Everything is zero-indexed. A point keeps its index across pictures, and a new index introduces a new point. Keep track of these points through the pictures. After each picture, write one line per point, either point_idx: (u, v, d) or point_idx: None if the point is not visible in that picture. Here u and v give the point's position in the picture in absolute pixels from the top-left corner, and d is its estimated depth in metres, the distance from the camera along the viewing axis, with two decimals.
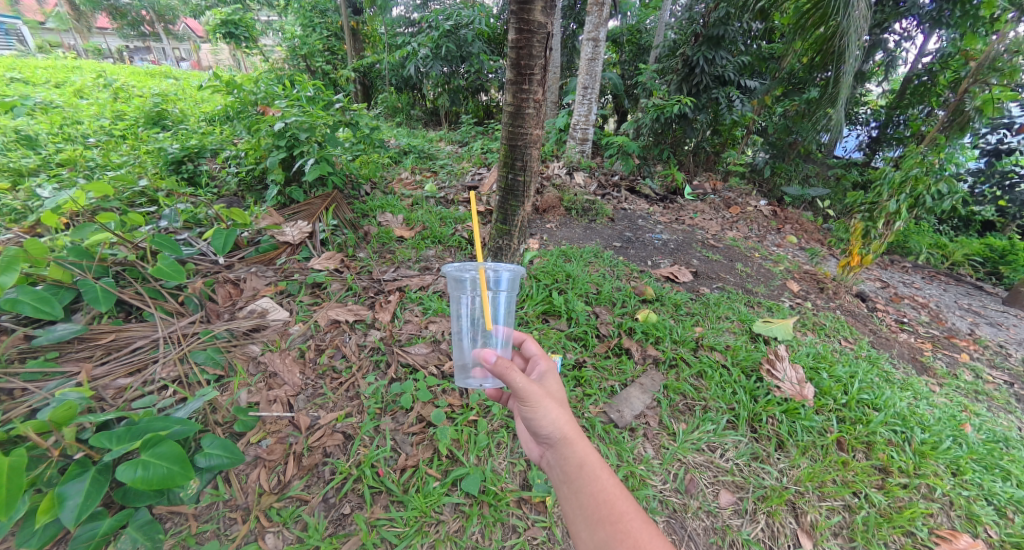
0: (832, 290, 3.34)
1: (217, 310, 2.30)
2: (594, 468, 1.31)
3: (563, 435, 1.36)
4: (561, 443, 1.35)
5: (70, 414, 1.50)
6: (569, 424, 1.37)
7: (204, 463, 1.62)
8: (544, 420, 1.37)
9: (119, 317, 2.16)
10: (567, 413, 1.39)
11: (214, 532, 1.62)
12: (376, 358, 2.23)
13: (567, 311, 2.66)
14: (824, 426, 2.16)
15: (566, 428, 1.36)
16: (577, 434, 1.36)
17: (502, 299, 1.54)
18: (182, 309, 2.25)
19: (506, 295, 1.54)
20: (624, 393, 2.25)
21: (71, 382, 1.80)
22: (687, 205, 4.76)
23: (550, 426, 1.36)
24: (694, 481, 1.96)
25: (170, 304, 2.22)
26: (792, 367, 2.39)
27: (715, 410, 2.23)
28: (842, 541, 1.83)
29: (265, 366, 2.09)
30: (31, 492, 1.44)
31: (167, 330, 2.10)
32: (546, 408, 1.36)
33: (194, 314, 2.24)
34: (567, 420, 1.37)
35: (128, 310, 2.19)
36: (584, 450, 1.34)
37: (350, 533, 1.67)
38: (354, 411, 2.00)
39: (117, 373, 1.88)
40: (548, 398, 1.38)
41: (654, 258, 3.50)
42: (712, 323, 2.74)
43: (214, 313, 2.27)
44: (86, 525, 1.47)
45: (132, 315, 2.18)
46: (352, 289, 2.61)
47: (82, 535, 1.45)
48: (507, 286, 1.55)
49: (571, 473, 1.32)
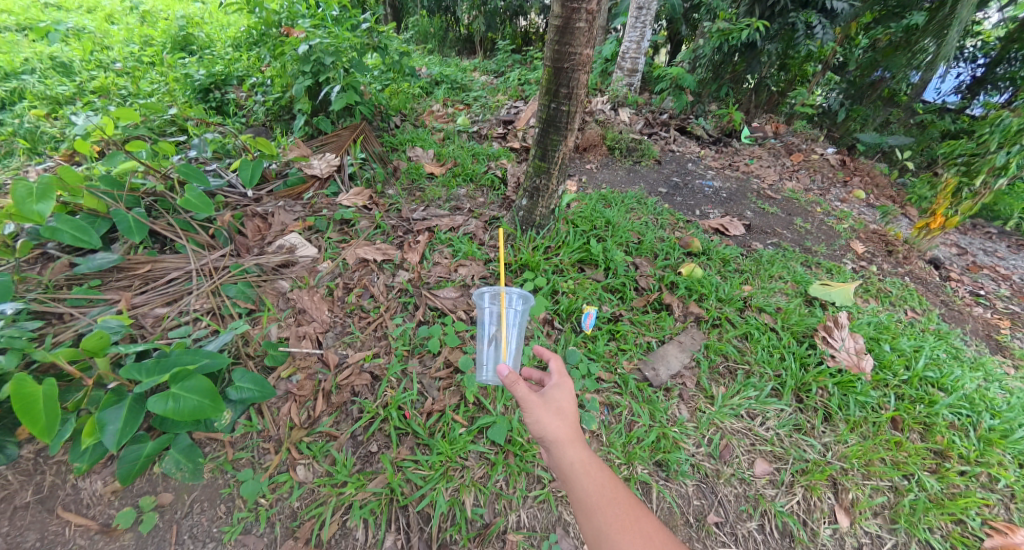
0: (902, 254, 3.01)
1: (246, 245, 2.26)
2: (592, 477, 1.20)
3: (557, 442, 1.25)
4: (555, 448, 1.24)
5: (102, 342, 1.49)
6: (565, 429, 1.26)
7: (236, 396, 1.65)
8: (535, 421, 1.27)
9: (154, 248, 2.15)
10: (563, 416, 1.28)
11: (248, 460, 1.68)
12: (403, 300, 2.16)
13: (605, 261, 2.48)
14: (879, 402, 2.01)
15: (561, 433, 1.25)
16: (573, 442, 1.24)
17: (517, 315, 1.66)
18: (213, 242, 2.22)
19: (520, 311, 1.66)
20: (660, 350, 2.15)
21: (113, 309, 1.83)
22: (743, 150, 4.34)
23: (543, 430, 1.26)
24: (729, 448, 1.88)
25: (201, 237, 2.19)
26: (851, 336, 2.19)
27: (759, 376, 2.10)
28: (881, 521, 1.77)
29: (292, 301, 2.05)
30: (72, 417, 1.49)
31: (199, 263, 2.09)
32: (539, 410, 1.27)
33: (225, 248, 2.21)
34: (563, 429, 1.26)
35: (162, 242, 2.18)
36: (582, 460, 1.22)
37: (377, 471, 1.71)
38: (381, 352, 1.97)
39: (155, 303, 1.90)
40: (539, 400, 1.28)
41: (703, 208, 3.22)
42: (762, 282, 2.52)
43: (244, 248, 2.24)
44: (130, 446, 1.54)
45: (166, 247, 2.17)
46: (380, 228, 2.51)
47: (127, 457, 1.51)
48: (521, 307, 1.67)
49: (570, 481, 1.20)
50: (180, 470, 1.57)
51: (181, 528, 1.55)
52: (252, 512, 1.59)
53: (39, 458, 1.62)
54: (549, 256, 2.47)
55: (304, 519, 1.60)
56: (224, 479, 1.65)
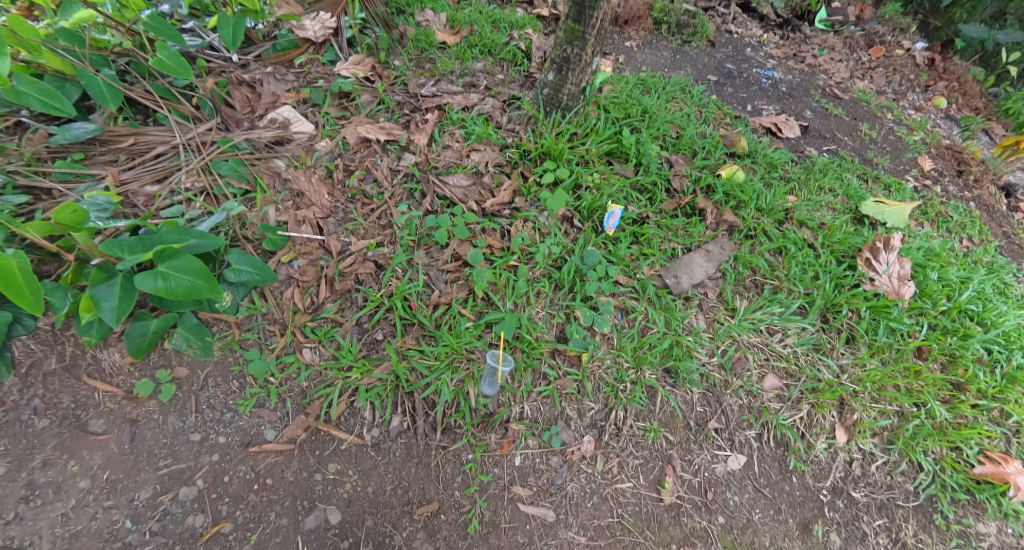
0: (973, 176, 2.66)
1: (235, 118, 2.03)
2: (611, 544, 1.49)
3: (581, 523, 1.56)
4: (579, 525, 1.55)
5: (83, 214, 1.40)
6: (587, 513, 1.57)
7: (235, 278, 1.59)
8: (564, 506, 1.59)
9: (137, 120, 1.95)
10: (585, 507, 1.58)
11: (255, 341, 1.71)
12: (409, 187, 2.00)
13: (637, 156, 2.21)
14: (910, 330, 1.90)
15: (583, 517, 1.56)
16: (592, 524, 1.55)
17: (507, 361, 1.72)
18: (198, 114, 2.00)
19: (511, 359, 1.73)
20: (685, 258, 2.01)
21: (100, 186, 1.70)
22: (813, 37, 3.67)
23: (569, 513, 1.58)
24: (742, 361, 1.85)
25: (184, 108, 1.97)
26: (898, 260, 1.98)
27: (787, 292, 1.98)
28: (878, 441, 1.77)
29: (289, 183, 1.91)
30: (72, 292, 1.48)
31: (185, 137, 1.90)
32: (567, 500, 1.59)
33: (212, 121, 2.00)
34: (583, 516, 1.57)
35: (144, 113, 1.98)
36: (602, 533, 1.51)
37: (382, 358, 1.73)
38: (386, 242, 1.88)
39: (144, 180, 1.76)
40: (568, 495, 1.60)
41: (756, 102, 2.82)
42: (810, 194, 2.26)
43: (232, 121, 2.02)
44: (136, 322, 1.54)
45: (149, 119, 1.97)
46: (384, 104, 2.24)
47: (133, 332, 1.52)
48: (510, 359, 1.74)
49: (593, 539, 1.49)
50: (191, 347, 1.61)
51: (199, 399, 1.65)
52: (262, 389, 1.67)
53: (57, 331, 1.64)
54: (574, 144, 2.20)
55: (313, 398, 1.67)
56: (233, 357, 1.70)
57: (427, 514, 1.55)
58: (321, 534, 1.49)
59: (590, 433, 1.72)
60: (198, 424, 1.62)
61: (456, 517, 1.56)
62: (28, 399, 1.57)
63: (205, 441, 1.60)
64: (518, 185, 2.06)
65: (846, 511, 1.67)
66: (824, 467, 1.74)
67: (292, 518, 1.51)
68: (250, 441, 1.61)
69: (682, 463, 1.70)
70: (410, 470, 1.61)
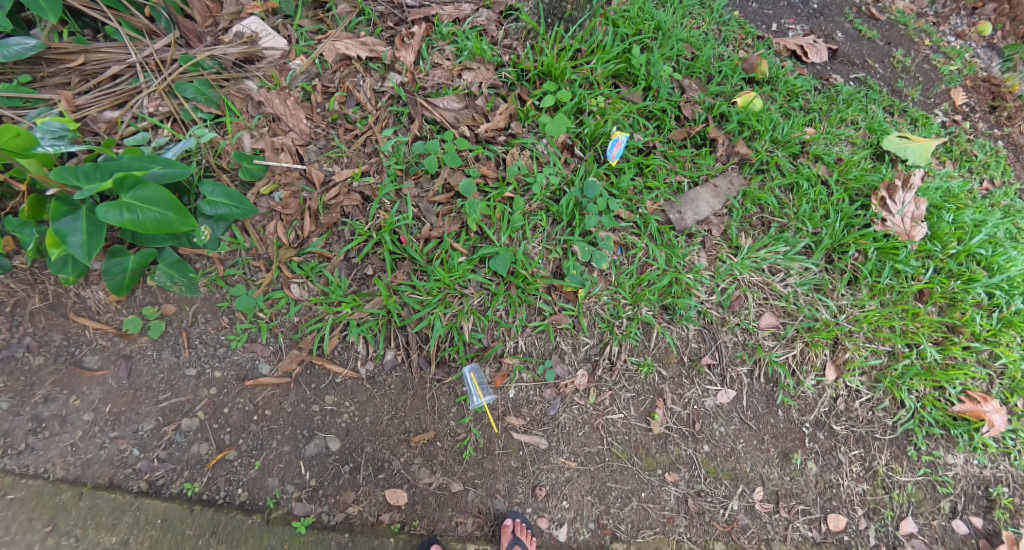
0: (1008, 113, 2.45)
1: (196, 33, 1.78)
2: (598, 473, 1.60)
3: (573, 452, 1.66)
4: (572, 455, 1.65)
5: (29, 141, 1.28)
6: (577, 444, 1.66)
7: (211, 212, 1.51)
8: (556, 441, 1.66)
9: (85, 36, 1.72)
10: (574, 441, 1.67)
11: (241, 277, 1.67)
12: (395, 111, 1.82)
13: (646, 78, 1.99)
14: (915, 273, 1.85)
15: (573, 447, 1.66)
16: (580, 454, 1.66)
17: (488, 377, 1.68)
18: (154, 27, 1.75)
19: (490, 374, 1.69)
20: (691, 193, 1.91)
21: (54, 112, 1.59)
22: None
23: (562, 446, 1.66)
24: (741, 299, 1.82)
25: (137, 21, 1.72)
26: (914, 201, 1.89)
27: (794, 231, 1.92)
28: (866, 379, 1.80)
29: (262, 106, 1.75)
30: (41, 229, 1.43)
31: (142, 55, 1.70)
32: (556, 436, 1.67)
33: (170, 36, 1.75)
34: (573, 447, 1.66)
35: (93, 27, 1.73)
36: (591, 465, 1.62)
37: (372, 293, 1.69)
38: (372, 171, 1.75)
39: (102, 105, 1.64)
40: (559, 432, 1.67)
41: (783, 20, 2.49)
42: (829, 126, 2.10)
43: (193, 36, 1.77)
44: (111, 259, 1.47)
45: (99, 34, 1.73)
46: (365, 14, 1.92)
47: (112, 270, 1.47)
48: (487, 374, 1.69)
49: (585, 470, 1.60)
50: (176, 284, 1.58)
51: (190, 335, 1.64)
52: (253, 324, 1.65)
53: (35, 269, 1.60)
54: (579, 60, 1.97)
55: (304, 332, 1.66)
56: (220, 293, 1.66)
57: (424, 441, 1.62)
58: (322, 459, 1.58)
59: (584, 367, 1.73)
60: (192, 359, 1.63)
61: (452, 444, 1.62)
62: (19, 337, 1.57)
63: (202, 375, 1.62)
64: (514, 110, 1.88)
65: (825, 442, 1.75)
66: (810, 402, 1.78)
67: (293, 446, 1.58)
68: (246, 375, 1.63)
69: (673, 396, 1.74)
70: (407, 402, 1.65)
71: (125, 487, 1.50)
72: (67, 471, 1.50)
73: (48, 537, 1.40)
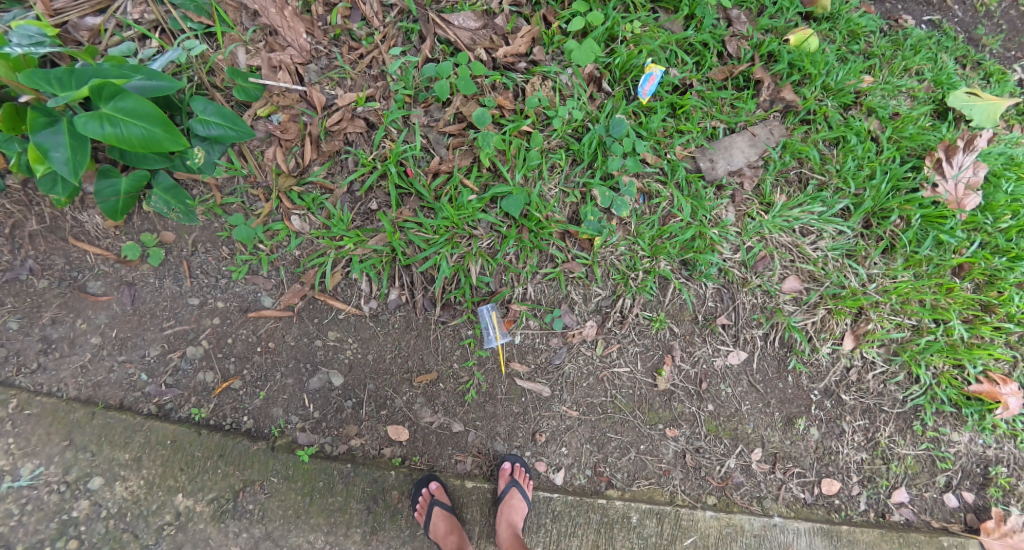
0: None
1: None
2: None
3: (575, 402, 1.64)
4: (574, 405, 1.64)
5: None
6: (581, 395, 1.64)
7: (203, 132, 1.41)
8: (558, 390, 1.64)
9: None
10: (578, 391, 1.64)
11: (240, 205, 1.60)
12: (405, 29, 1.64)
13: (690, 5, 1.74)
14: (958, 245, 1.71)
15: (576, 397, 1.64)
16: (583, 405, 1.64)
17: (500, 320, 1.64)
18: None
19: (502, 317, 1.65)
20: (725, 139, 1.74)
21: (31, 15, 1.47)
22: None
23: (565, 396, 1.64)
24: (766, 260, 1.71)
25: None
26: (974, 165, 1.71)
27: (833, 190, 1.76)
28: (883, 352, 1.72)
29: (258, 16, 1.57)
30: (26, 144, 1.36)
31: None
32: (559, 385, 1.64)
33: None
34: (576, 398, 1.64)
35: None
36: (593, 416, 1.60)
37: (377, 229, 1.62)
38: (378, 96, 1.61)
39: (82, 10, 1.50)
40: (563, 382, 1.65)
41: None
42: (890, 74, 1.85)
43: None
44: (102, 181, 1.41)
45: None
46: None
47: (104, 192, 1.41)
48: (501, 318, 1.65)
49: None
50: (172, 211, 1.52)
51: (191, 264, 1.59)
52: (253, 256, 1.60)
53: (29, 190, 1.53)
54: None
55: (306, 267, 1.61)
56: (220, 222, 1.61)
57: (426, 382, 1.60)
58: (325, 393, 1.58)
59: (593, 318, 1.67)
60: (194, 288, 1.59)
61: (454, 386, 1.61)
62: (22, 259, 1.54)
63: (204, 305, 1.59)
64: (538, 33, 1.67)
65: (831, 410, 1.70)
66: (822, 370, 1.72)
67: (296, 379, 1.58)
68: (248, 307, 1.60)
69: (682, 354, 1.68)
70: (410, 341, 1.62)
71: (136, 409, 1.53)
72: (78, 391, 1.52)
73: (66, 451, 1.48)
